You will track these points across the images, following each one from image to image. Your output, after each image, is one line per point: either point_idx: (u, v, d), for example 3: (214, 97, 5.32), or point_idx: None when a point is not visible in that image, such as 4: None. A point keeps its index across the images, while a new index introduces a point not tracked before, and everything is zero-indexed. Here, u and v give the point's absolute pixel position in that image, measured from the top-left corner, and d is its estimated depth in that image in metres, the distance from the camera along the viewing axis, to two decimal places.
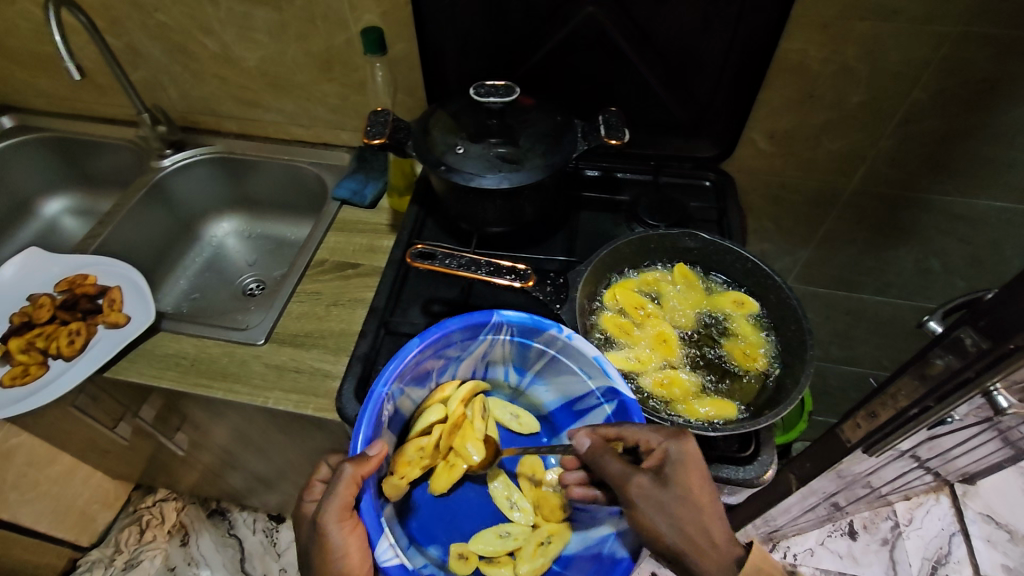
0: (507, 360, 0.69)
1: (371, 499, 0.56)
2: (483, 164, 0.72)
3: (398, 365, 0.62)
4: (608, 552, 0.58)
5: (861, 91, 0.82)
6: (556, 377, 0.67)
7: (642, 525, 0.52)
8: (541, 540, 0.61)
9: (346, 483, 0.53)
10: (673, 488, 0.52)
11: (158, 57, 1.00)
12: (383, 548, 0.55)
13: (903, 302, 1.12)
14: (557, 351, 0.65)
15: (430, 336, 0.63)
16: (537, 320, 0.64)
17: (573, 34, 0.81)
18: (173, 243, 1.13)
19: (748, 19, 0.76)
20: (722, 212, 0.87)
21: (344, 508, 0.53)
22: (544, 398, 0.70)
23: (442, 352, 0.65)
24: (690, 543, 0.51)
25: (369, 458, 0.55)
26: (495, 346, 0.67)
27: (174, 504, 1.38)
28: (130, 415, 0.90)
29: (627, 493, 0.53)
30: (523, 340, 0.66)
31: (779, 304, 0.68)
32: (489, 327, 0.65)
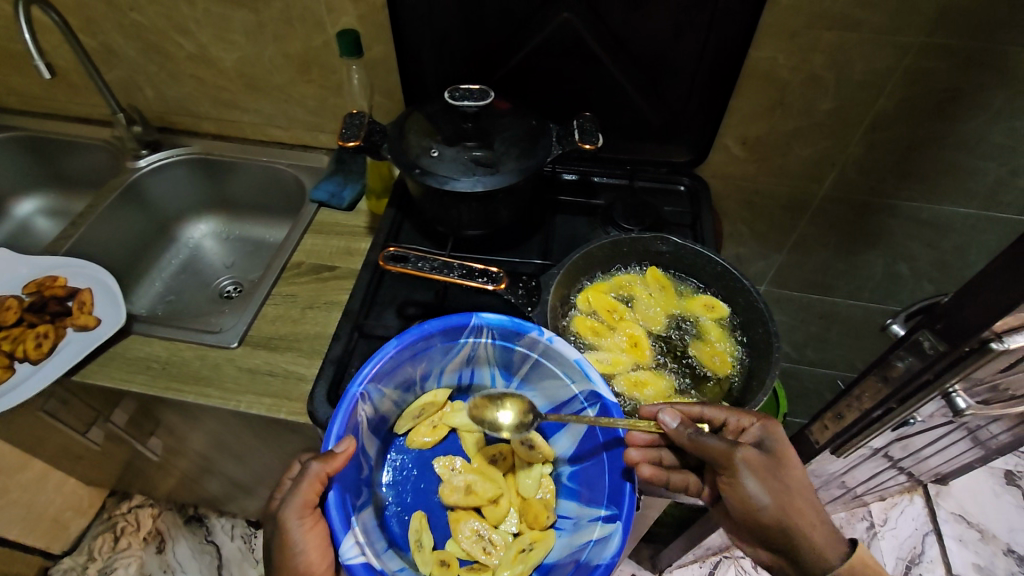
0: (492, 364, 0.69)
1: (338, 497, 0.55)
2: (458, 167, 0.72)
3: (374, 367, 0.62)
4: (585, 560, 0.57)
5: (830, 99, 0.84)
6: (541, 380, 0.67)
7: (749, 499, 0.54)
8: (523, 547, 0.61)
9: (310, 480, 0.54)
10: (775, 466, 0.55)
11: (133, 56, 0.99)
12: (348, 546, 0.54)
13: (874, 306, 1.15)
14: (539, 354, 0.65)
15: (407, 338, 0.64)
16: (517, 322, 0.65)
17: (548, 40, 0.82)
18: (149, 245, 1.12)
19: (719, 28, 0.78)
20: (696, 217, 0.88)
21: (306, 505, 0.54)
22: (533, 405, 0.69)
23: (423, 356, 0.66)
24: (794, 518, 0.54)
25: (336, 454, 0.55)
26: (476, 349, 0.67)
27: (150, 511, 1.36)
28: (102, 420, 0.89)
29: (729, 470, 0.54)
30: (505, 343, 0.66)
31: (748, 307, 0.69)
32: (469, 330, 0.66)
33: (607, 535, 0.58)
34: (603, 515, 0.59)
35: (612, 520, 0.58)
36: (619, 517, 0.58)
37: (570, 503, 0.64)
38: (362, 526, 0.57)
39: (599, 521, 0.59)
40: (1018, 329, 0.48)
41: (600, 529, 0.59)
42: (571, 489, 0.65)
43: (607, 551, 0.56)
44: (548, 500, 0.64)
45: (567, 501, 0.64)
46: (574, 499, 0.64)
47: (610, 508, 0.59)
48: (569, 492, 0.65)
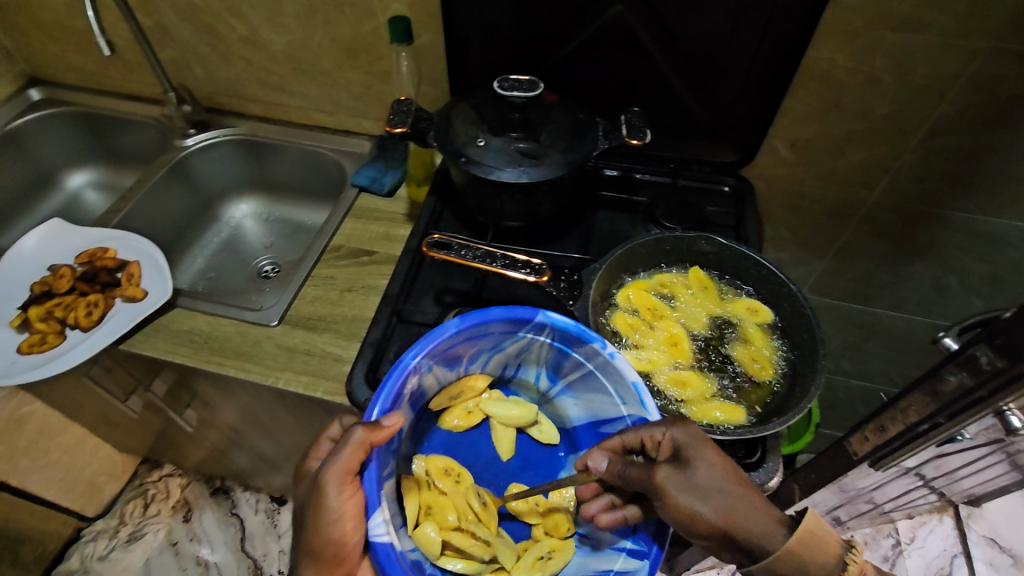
0: (541, 363, 0.69)
1: (375, 471, 0.56)
2: (504, 157, 0.72)
3: (432, 342, 0.62)
4: None
5: (888, 103, 0.81)
6: (587, 392, 0.67)
7: (682, 518, 0.50)
8: (541, 554, 0.61)
9: (354, 446, 0.54)
10: (695, 471, 0.51)
11: (186, 36, 1.02)
12: (376, 521, 0.55)
13: (918, 319, 1.11)
14: (594, 366, 0.64)
15: (470, 320, 0.63)
16: (581, 330, 0.63)
17: (598, 33, 0.81)
18: (193, 222, 1.15)
19: (776, 25, 0.75)
20: (739, 218, 0.86)
21: (346, 473, 0.54)
22: (570, 412, 0.69)
23: (478, 339, 0.65)
24: (731, 516, 0.49)
25: (382, 427, 0.55)
26: (531, 345, 0.67)
27: (179, 481, 1.40)
28: (142, 389, 0.92)
29: (655, 491, 0.52)
30: (562, 347, 0.65)
31: (793, 312, 0.68)
32: (532, 325, 0.64)
33: (630, 570, 0.57)
34: (627, 546, 0.58)
35: (638, 555, 0.57)
36: (647, 554, 0.56)
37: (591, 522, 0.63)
38: (388, 500, 0.57)
39: (623, 552, 0.58)
40: None
41: (623, 561, 0.58)
42: None
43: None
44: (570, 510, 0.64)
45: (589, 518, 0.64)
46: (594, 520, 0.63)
47: (638, 542, 0.57)
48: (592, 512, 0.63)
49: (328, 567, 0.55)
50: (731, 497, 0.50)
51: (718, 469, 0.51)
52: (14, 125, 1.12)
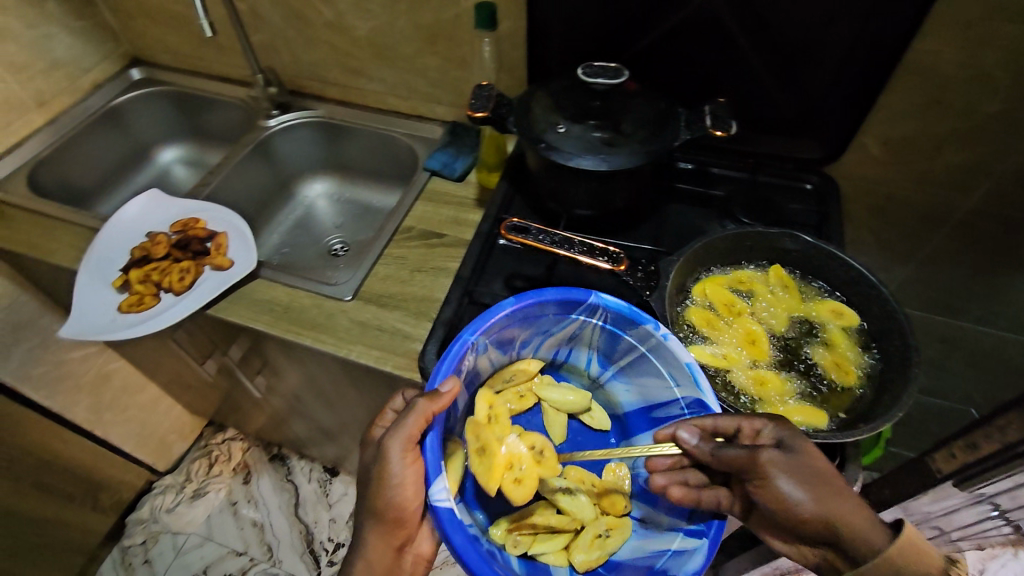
0: (592, 347, 0.69)
1: (435, 440, 0.57)
2: (583, 145, 0.72)
3: (489, 320, 0.63)
4: (660, 567, 0.57)
5: (997, 101, 0.76)
6: (639, 376, 0.67)
7: (782, 501, 0.50)
8: (599, 532, 0.61)
9: (416, 416, 0.56)
10: (800, 458, 0.51)
11: (276, 21, 1.06)
12: (438, 487, 0.55)
13: (1010, 336, 1.04)
14: (647, 348, 0.64)
15: (526, 300, 0.65)
16: (634, 311, 0.64)
17: (683, 22, 0.80)
18: (271, 199, 1.20)
19: (879, 15, 0.71)
20: (824, 218, 0.83)
21: (409, 440, 0.56)
22: (620, 398, 0.70)
23: (532, 321, 0.66)
24: (833, 507, 0.48)
25: (442, 394, 0.57)
26: (583, 328, 0.68)
27: (241, 445, 1.48)
28: (219, 353, 0.97)
29: (755, 472, 0.52)
30: (614, 329, 0.66)
31: (883, 316, 0.65)
32: (584, 307, 0.66)
33: (689, 549, 0.57)
34: (685, 528, 0.58)
35: (697, 535, 0.57)
36: (705, 534, 0.56)
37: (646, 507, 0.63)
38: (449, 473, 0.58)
39: (680, 533, 0.59)
40: None
41: (681, 541, 0.58)
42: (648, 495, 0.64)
43: (690, 565, 0.55)
44: (625, 490, 0.65)
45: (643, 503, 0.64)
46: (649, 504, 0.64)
47: (696, 523, 0.58)
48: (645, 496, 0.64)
49: (391, 527, 0.58)
50: (834, 489, 0.49)
51: (820, 461, 0.51)
52: (117, 102, 1.20)
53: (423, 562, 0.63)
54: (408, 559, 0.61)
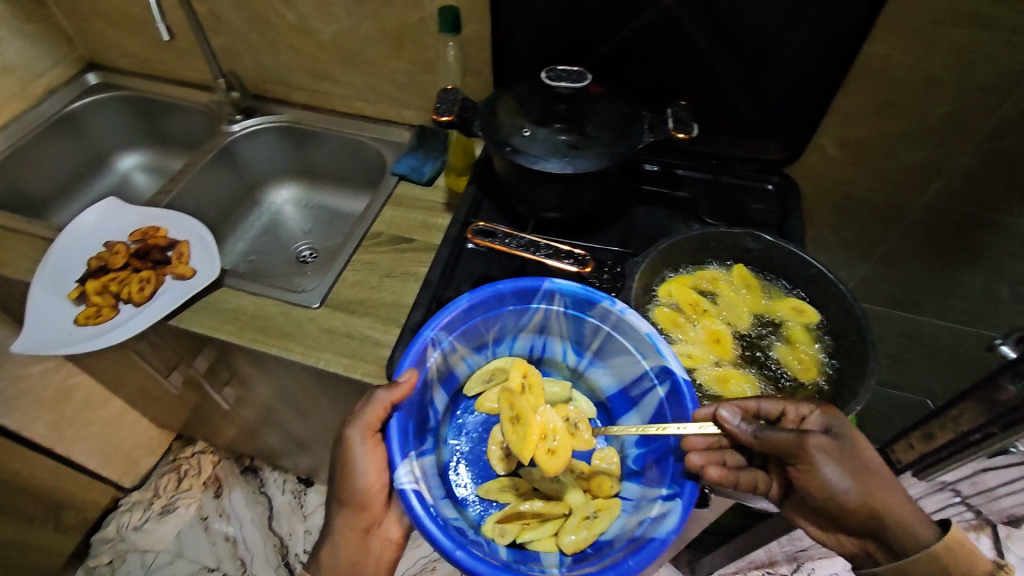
0: (565, 337, 0.69)
1: (398, 424, 0.57)
2: (548, 148, 0.72)
3: (447, 315, 0.63)
4: (639, 534, 0.55)
5: (945, 102, 0.78)
6: (613, 358, 0.67)
7: (828, 489, 0.50)
8: (587, 514, 0.59)
9: (375, 404, 0.56)
10: (848, 446, 0.50)
11: (238, 25, 1.04)
12: (402, 471, 0.55)
13: (964, 328, 1.08)
14: (610, 327, 0.65)
15: (480, 294, 0.64)
16: (590, 291, 0.64)
17: (645, 27, 0.81)
18: (237, 205, 1.18)
19: (833, 19, 0.74)
20: (785, 218, 0.84)
21: (369, 427, 0.57)
22: (601, 382, 0.69)
23: (496, 315, 0.67)
24: (880, 498, 0.49)
25: (400, 383, 0.57)
26: (550, 317, 0.68)
27: (211, 458, 1.45)
28: (184, 365, 0.95)
29: (800, 457, 0.51)
30: (577, 313, 0.66)
31: (841, 313, 0.66)
32: (541, 294, 0.66)
33: (665, 512, 0.55)
34: (662, 495, 0.58)
35: (672, 498, 0.56)
36: (680, 495, 0.56)
37: (635, 486, 0.62)
38: (421, 468, 0.57)
39: (659, 501, 0.57)
40: None
41: (659, 507, 0.57)
42: (637, 474, 0.63)
43: (664, 527, 0.54)
44: (612, 471, 0.63)
45: (632, 484, 0.63)
46: (638, 483, 0.62)
47: (672, 486, 0.57)
48: (634, 476, 0.63)
49: (355, 510, 0.59)
50: (883, 481, 0.49)
51: (869, 451, 0.51)
52: (73, 108, 1.16)
53: (392, 546, 0.62)
54: (375, 543, 0.61)
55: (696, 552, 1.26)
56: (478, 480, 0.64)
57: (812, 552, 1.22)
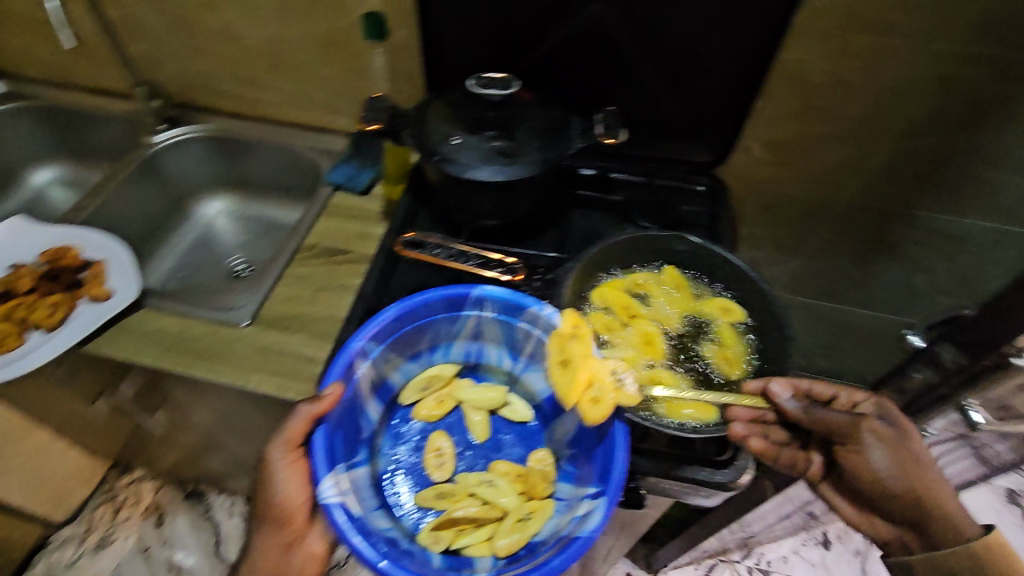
0: (498, 342, 0.69)
1: (324, 438, 0.57)
2: (479, 156, 0.71)
3: (375, 326, 0.63)
4: (565, 533, 0.55)
5: (858, 105, 0.82)
6: (546, 361, 0.67)
7: (874, 471, 0.56)
8: (520, 517, 0.59)
9: (299, 418, 0.57)
10: (901, 436, 0.56)
11: (156, 30, 0.99)
12: (326, 485, 0.54)
13: (887, 316, 1.14)
14: (541, 331, 0.66)
15: (409, 304, 0.65)
16: (518, 297, 0.65)
17: (574, 33, 0.81)
18: (163, 220, 1.12)
19: (751, 25, 0.76)
20: (714, 218, 0.86)
21: (291, 442, 0.57)
22: (537, 386, 0.68)
23: (427, 324, 0.67)
24: (927, 487, 0.55)
25: (324, 397, 0.57)
26: (481, 324, 0.68)
27: (151, 485, 1.37)
28: (109, 392, 0.89)
29: (852, 438, 0.57)
30: (507, 318, 0.67)
31: (764, 311, 0.69)
32: (471, 302, 0.66)
33: (590, 511, 0.56)
34: (589, 493, 0.58)
35: (596, 497, 0.56)
36: (603, 492, 0.55)
37: (567, 486, 0.62)
38: (351, 481, 0.58)
39: (587, 499, 0.57)
40: None
41: (585, 506, 0.57)
42: (568, 473, 0.62)
43: (588, 525, 0.54)
44: (548, 472, 0.62)
45: (564, 484, 0.62)
46: (569, 483, 0.62)
47: (598, 484, 0.57)
48: (568, 476, 0.62)
49: (277, 524, 0.59)
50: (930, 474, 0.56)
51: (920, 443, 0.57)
52: None
53: (316, 561, 0.61)
54: (296, 558, 0.60)
55: (652, 545, 1.29)
56: (415, 488, 0.62)
57: (762, 537, 1.27)
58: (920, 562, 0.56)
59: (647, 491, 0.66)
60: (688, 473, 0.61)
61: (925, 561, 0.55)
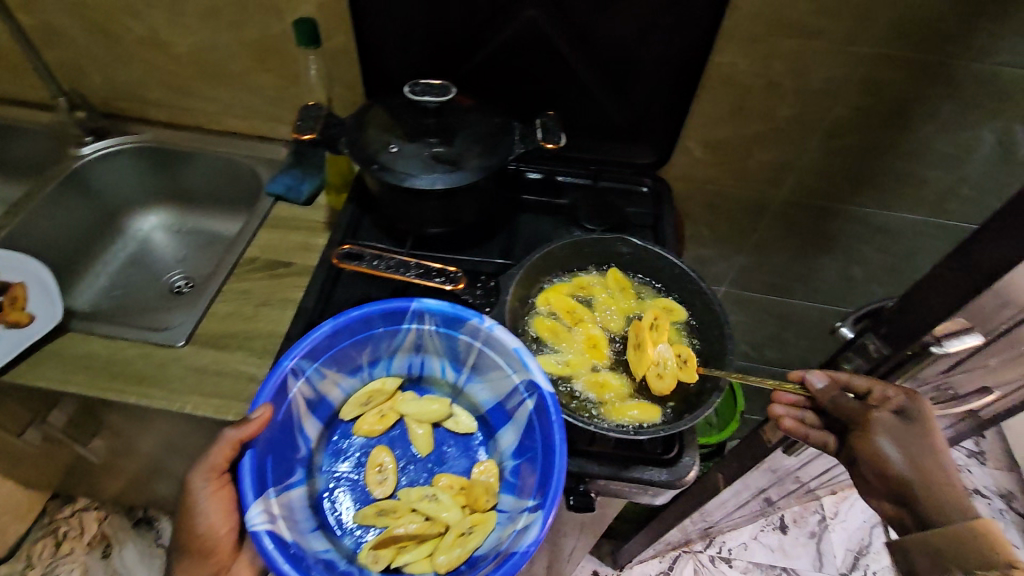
0: (441, 354, 0.68)
1: (253, 462, 0.56)
2: (418, 163, 0.70)
3: (309, 342, 0.62)
4: (504, 548, 0.55)
5: (789, 106, 0.85)
6: (488, 373, 0.66)
7: (879, 459, 0.53)
8: (462, 531, 0.58)
9: (223, 444, 0.56)
10: (913, 430, 0.53)
11: (77, 38, 0.94)
12: (254, 513, 0.53)
13: (828, 307, 1.18)
14: (482, 343, 0.64)
15: (344, 319, 0.63)
16: (457, 310, 0.64)
17: (513, 37, 0.81)
18: (94, 236, 1.07)
19: (684, 29, 0.78)
20: (658, 219, 0.88)
21: (213, 469, 0.57)
22: (480, 398, 0.67)
23: (365, 339, 0.65)
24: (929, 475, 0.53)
25: (251, 421, 0.56)
26: (422, 336, 0.67)
27: (96, 514, 1.30)
28: (39, 422, 0.84)
29: (862, 425, 0.55)
30: (448, 331, 0.65)
31: (704, 309, 0.70)
32: (410, 315, 0.65)
33: (528, 524, 0.56)
34: (529, 505, 0.57)
35: (535, 509, 0.56)
36: (542, 505, 0.56)
37: (509, 497, 0.61)
38: (284, 503, 0.57)
39: (526, 511, 0.57)
40: (965, 330, 0.50)
41: (524, 519, 0.57)
42: (510, 484, 0.62)
43: (525, 538, 0.54)
44: (491, 484, 0.62)
45: (508, 495, 0.61)
46: (512, 494, 0.61)
47: (537, 496, 0.57)
48: (511, 487, 0.62)
49: (199, 557, 0.58)
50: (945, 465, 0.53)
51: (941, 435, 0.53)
52: None
53: None
54: None
55: (618, 542, 1.30)
56: (356, 505, 0.61)
57: (722, 527, 1.30)
58: (915, 545, 0.53)
59: (599, 492, 0.67)
60: (636, 474, 0.62)
61: (920, 544, 0.52)
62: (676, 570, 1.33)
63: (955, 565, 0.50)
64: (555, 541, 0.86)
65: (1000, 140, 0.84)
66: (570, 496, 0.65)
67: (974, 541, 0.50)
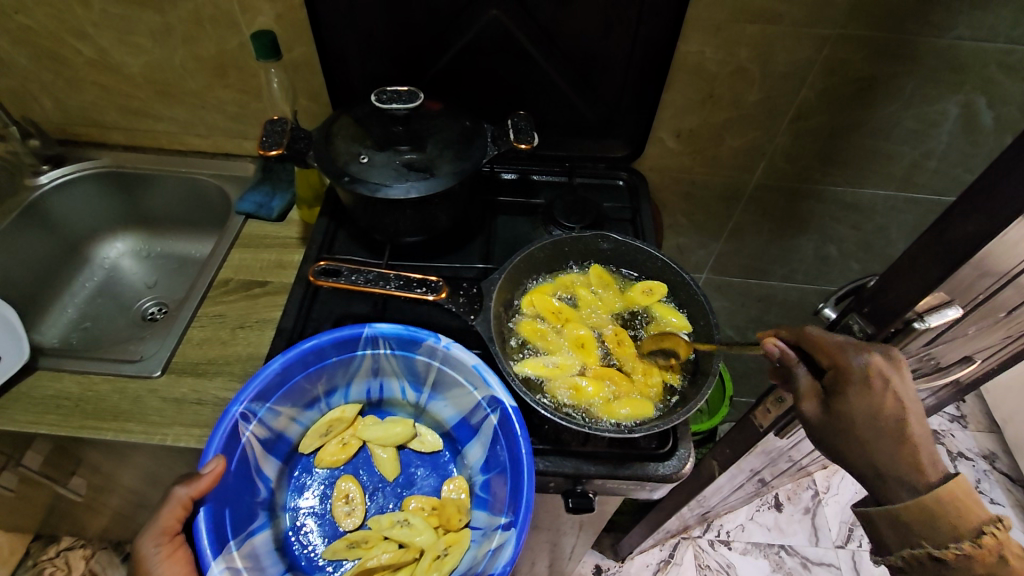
0: (400, 375, 0.67)
1: (206, 518, 0.54)
2: (390, 173, 0.69)
3: (258, 382, 0.60)
4: (480, 570, 0.56)
5: (756, 91, 0.86)
6: (449, 390, 0.66)
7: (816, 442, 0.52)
8: (438, 554, 0.59)
9: (173, 505, 0.52)
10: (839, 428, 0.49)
11: (23, 63, 0.90)
12: (216, 570, 0.52)
13: (808, 286, 1.20)
14: (440, 361, 0.65)
15: (294, 354, 0.62)
16: (412, 332, 0.64)
17: (477, 38, 0.80)
18: (57, 268, 1.02)
19: (648, 22, 0.77)
20: (636, 212, 0.88)
21: (166, 531, 0.53)
22: (444, 414, 0.68)
23: (318, 370, 0.64)
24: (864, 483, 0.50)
25: (202, 476, 0.53)
26: (378, 361, 0.66)
27: (83, 552, 1.25)
28: (13, 465, 0.81)
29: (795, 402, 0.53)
30: (404, 353, 0.65)
31: (689, 298, 0.70)
32: (364, 341, 0.65)
33: (502, 543, 0.56)
34: (501, 523, 0.58)
35: (508, 527, 0.57)
36: (514, 524, 0.56)
37: (482, 513, 0.62)
38: (248, 552, 0.57)
39: (498, 530, 0.58)
40: (943, 306, 0.51)
41: (499, 537, 0.57)
42: (481, 499, 0.63)
43: (500, 560, 0.55)
44: (463, 500, 0.63)
45: (479, 511, 0.62)
46: (484, 510, 0.62)
47: (508, 515, 0.58)
48: (482, 502, 0.62)
49: None
50: (882, 463, 0.48)
51: (886, 427, 0.48)
52: None
53: None
54: None
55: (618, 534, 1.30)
56: (327, 539, 0.62)
57: (720, 511, 1.30)
58: (879, 518, 0.48)
59: (597, 492, 0.67)
60: (632, 471, 0.62)
61: (884, 515, 0.48)
62: (677, 557, 1.33)
63: (925, 539, 0.46)
64: (551, 540, 0.87)
65: (963, 112, 0.86)
66: (569, 499, 0.64)
67: (942, 506, 0.45)
